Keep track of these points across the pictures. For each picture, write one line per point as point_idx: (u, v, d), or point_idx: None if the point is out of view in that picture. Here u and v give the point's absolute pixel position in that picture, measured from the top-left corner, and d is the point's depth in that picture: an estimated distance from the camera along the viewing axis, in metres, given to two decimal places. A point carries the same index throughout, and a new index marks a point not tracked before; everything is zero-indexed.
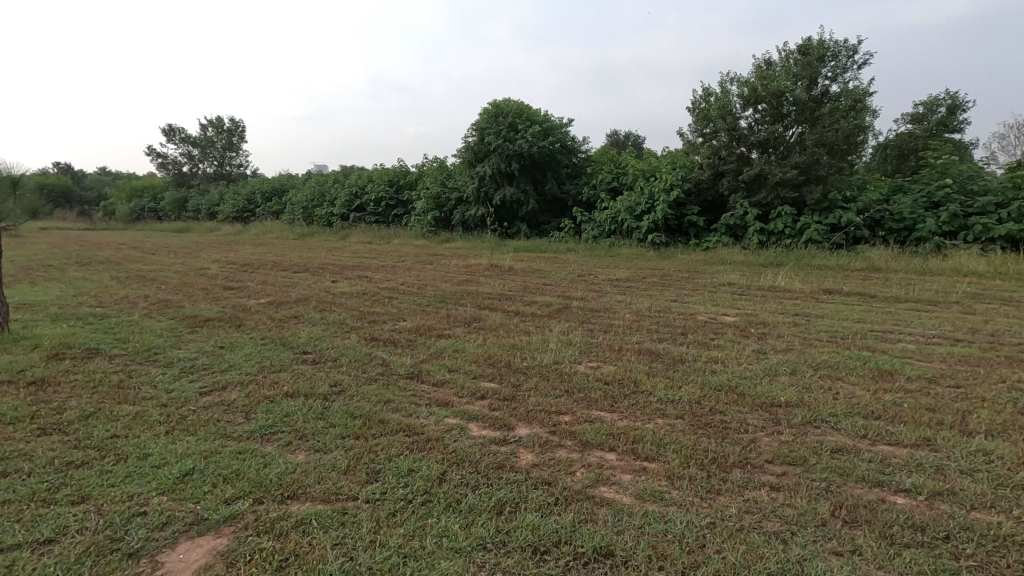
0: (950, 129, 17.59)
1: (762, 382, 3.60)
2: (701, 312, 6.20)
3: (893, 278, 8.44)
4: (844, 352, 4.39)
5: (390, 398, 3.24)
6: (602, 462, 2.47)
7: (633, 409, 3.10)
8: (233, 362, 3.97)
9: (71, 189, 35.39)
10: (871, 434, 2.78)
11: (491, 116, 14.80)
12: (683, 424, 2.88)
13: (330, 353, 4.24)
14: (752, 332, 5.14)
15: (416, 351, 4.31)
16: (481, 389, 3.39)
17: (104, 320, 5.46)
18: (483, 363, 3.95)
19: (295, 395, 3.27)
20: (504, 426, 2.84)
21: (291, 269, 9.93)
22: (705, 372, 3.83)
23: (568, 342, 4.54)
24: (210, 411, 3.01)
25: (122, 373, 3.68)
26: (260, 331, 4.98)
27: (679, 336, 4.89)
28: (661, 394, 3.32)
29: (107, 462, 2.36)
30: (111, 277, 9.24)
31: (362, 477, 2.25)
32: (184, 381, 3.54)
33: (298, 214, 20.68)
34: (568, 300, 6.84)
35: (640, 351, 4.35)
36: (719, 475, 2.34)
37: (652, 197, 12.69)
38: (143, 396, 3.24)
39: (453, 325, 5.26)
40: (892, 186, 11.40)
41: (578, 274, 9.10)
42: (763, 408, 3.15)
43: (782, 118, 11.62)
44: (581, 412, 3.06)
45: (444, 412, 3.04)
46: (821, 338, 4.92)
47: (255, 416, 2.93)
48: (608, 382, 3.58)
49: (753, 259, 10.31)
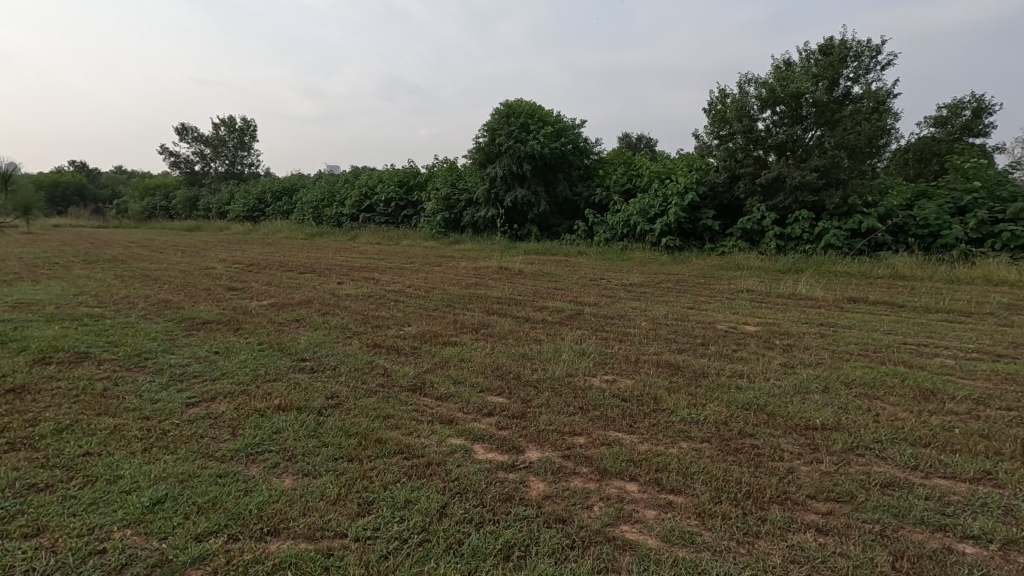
0: (975, 133, 17.13)
1: (793, 401, 3.31)
2: (721, 320, 5.91)
3: (920, 287, 8.08)
4: (879, 368, 4.09)
5: (390, 413, 2.99)
6: (622, 494, 2.20)
7: (654, 431, 2.82)
8: (227, 369, 3.75)
9: (86, 187, 35.58)
10: (923, 466, 2.49)
11: (502, 116, 14.60)
12: (711, 450, 2.60)
13: (329, 361, 4.00)
14: (777, 343, 4.84)
15: (420, 360, 4.06)
16: (489, 405, 3.13)
17: (100, 321, 5.26)
18: (491, 375, 3.70)
19: (287, 408, 3.03)
20: (512, 449, 2.58)
21: (297, 270, 9.72)
22: (730, 388, 3.54)
23: (582, 353, 4.27)
24: (194, 426, 2.78)
25: (107, 380, 3.47)
26: (258, 335, 4.77)
27: (699, 347, 4.61)
28: (685, 414, 3.04)
29: (73, 486, 2.13)
30: (115, 275, 9.10)
31: (352, 509, 2.00)
32: (172, 391, 3.31)
33: (307, 213, 20.57)
34: (580, 305, 6.57)
35: (658, 363, 4.08)
36: (757, 514, 2.06)
37: (666, 200, 12.38)
38: (125, 407, 3.02)
39: (460, 331, 5.02)
40: (916, 191, 11.02)
41: (591, 279, 8.82)
42: (798, 431, 2.87)
43: (801, 121, 11.29)
44: (597, 433, 2.79)
45: (448, 430, 2.78)
46: (851, 351, 4.61)
47: (243, 433, 2.70)
48: (625, 398, 3.31)
49: (772, 265, 9.97)
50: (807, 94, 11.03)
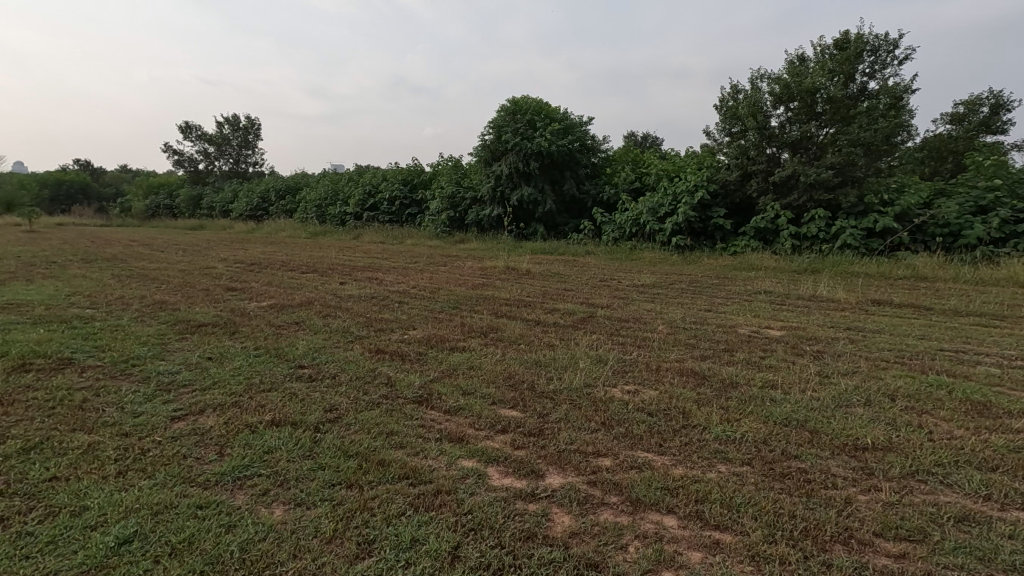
0: (991, 130, 16.81)
1: (835, 416, 3.02)
2: (742, 324, 5.60)
3: (943, 288, 7.76)
4: (921, 377, 3.77)
5: (395, 429, 2.71)
6: (661, 531, 1.92)
7: (687, 452, 2.53)
8: (219, 378, 3.47)
9: (90, 185, 35.31)
10: (997, 496, 2.20)
11: (509, 113, 14.33)
12: (754, 475, 2.32)
13: (329, 368, 3.73)
14: (806, 350, 4.53)
15: (426, 367, 3.79)
16: (503, 420, 2.85)
17: (90, 324, 5.00)
18: (502, 384, 3.42)
19: (281, 424, 2.76)
20: (531, 474, 2.30)
21: (299, 270, 9.45)
22: (764, 401, 3.25)
23: (599, 360, 3.98)
24: (177, 444, 2.52)
25: (88, 390, 3.20)
26: (255, 339, 4.50)
27: (724, 354, 4.31)
28: (718, 431, 2.76)
29: (30, 519, 1.86)
30: (112, 275, 8.82)
31: (350, 551, 1.74)
32: (156, 402, 3.05)
33: (311, 212, 20.31)
34: (593, 307, 6.27)
35: (681, 372, 3.79)
36: (817, 556, 1.78)
37: (675, 198, 12.06)
38: (104, 421, 2.75)
39: (468, 335, 4.74)
40: (936, 189, 10.66)
41: (601, 280, 8.50)
42: (847, 452, 2.58)
43: (815, 117, 10.97)
44: (624, 454, 2.51)
45: (457, 450, 2.51)
46: (887, 358, 4.29)
47: (231, 453, 2.43)
48: (651, 412, 3.02)
49: (786, 265, 9.65)
50: (822, 90, 10.70)
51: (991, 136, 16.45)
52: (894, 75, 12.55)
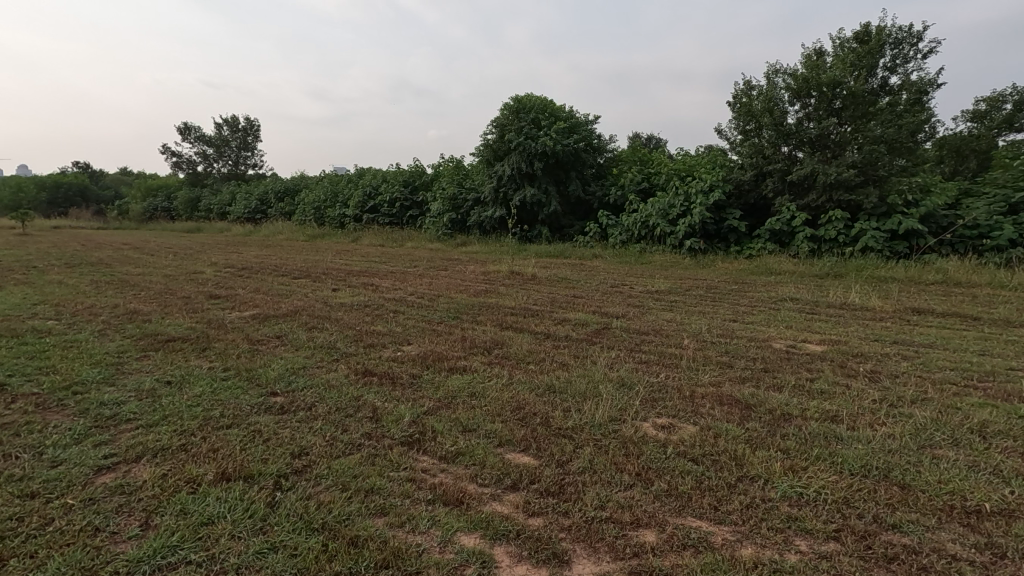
0: (1015, 127, 16.18)
1: (922, 462, 2.44)
2: (775, 337, 4.99)
3: (982, 295, 7.14)
4: (1005, 406, 3.17)
5: (377, 485, 2.14)
6: None
7: (754, 520, 1.95)
8: (172, 411, 2.89)
9: (88, 188, 34.62)
10: None
11: (513, 111, 13.77)
12: (850, 560, 1.75)
13: (304, 397, 3.14)
14: (856, 371, 3.93)
15: (419, 395, 3.19)
16: (513, 471, 2.26)
17: (44, 339, 4.42)
18: (510, 418, 2.83)
19: (232, 478, 2.18)
20: (553, 559, 1.73)
21: (291, 276, 8.85)
22: (830, 441, 2.66)
23: (622, 385, 3.39)
24: (89, 510, 1.93)
25: (7, 429, 2.63)
26: (225, 359, 3.92)
27: (766, 376, 3.71)
28: (786, 488, 2.18)
29: None
30: (90, 281, 8.24)
31: None
32: (86, 445, 2.47)
33: (310, 215, 19.74)
34: (608, 318, 5.65)
35: (721, 400, 3.20)
36: None
37: (688, 199, 11.43)
38: (9, 476, 2.18)
39: (470, 353, 4.15)
40: (963, 189, 10.03)
41: (613, 286, 7.90)
42: (958, 520, 1.99)
43: (835, 114, 10.36)
44: (672, 523, 1.93)
45: (454, 520, 1.93)
46: (954, 381, 3.69)
47: (158, 526, 1.85)
48: (694, 458, 2.44)
49: (806, 270, 9.06)
50: (843, 84, 10.09)
51: (1014, 133, 15.91)
52: (916, 70, 11.97)
